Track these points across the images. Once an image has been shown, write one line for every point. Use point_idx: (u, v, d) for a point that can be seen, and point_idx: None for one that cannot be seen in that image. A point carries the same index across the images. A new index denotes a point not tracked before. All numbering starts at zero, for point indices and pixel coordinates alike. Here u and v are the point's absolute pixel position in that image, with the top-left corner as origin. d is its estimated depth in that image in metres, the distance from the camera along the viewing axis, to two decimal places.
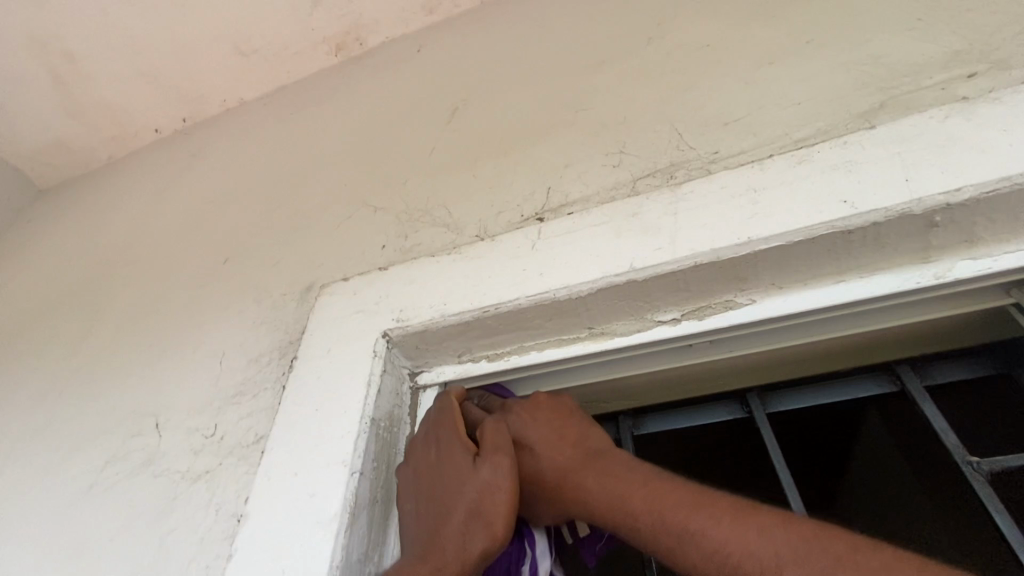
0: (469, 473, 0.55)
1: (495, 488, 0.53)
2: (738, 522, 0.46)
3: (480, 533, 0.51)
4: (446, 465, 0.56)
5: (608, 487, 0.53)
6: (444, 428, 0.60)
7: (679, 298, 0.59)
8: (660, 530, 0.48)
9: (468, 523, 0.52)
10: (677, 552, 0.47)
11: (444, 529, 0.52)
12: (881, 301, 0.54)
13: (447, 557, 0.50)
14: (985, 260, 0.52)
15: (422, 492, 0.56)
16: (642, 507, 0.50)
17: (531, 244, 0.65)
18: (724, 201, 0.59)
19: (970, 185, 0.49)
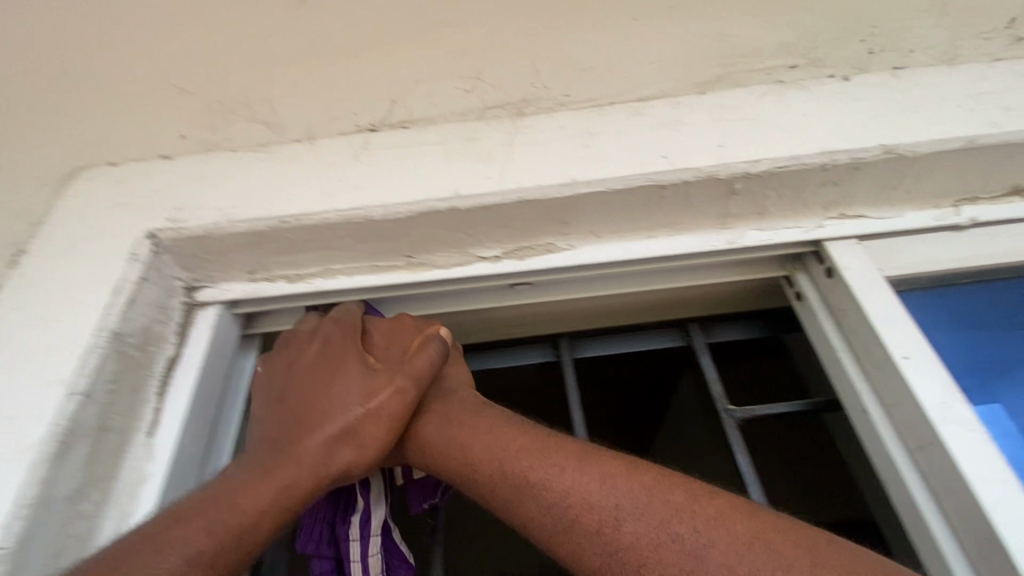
0: (357, 388, 0.52)
1: (385, 417, 0.51)
2: (580, 472, 0.45)
3: (346, 449, 0.50)
4: (342, 382, 0.53)
5: (447, 434, 0.53)
6: (350, 342, 0.55)
7: (502, 234, 0.56)
8: (499, 480, 0.47)
9: (340, 447, 0.50)
10: (517, 504, 0.46)
11: (304, 446, 0.49)
12: (679, 259, 0.58)
13: (294, 478, 0.47)
14: (769, 232, 0.57)
15: (296, 402, 0.52)
16: (484, 457, 0.49)
17: (352, 154, 0.57)
18: (559, 139, 0.56)
19: (769, 158, 0.52)
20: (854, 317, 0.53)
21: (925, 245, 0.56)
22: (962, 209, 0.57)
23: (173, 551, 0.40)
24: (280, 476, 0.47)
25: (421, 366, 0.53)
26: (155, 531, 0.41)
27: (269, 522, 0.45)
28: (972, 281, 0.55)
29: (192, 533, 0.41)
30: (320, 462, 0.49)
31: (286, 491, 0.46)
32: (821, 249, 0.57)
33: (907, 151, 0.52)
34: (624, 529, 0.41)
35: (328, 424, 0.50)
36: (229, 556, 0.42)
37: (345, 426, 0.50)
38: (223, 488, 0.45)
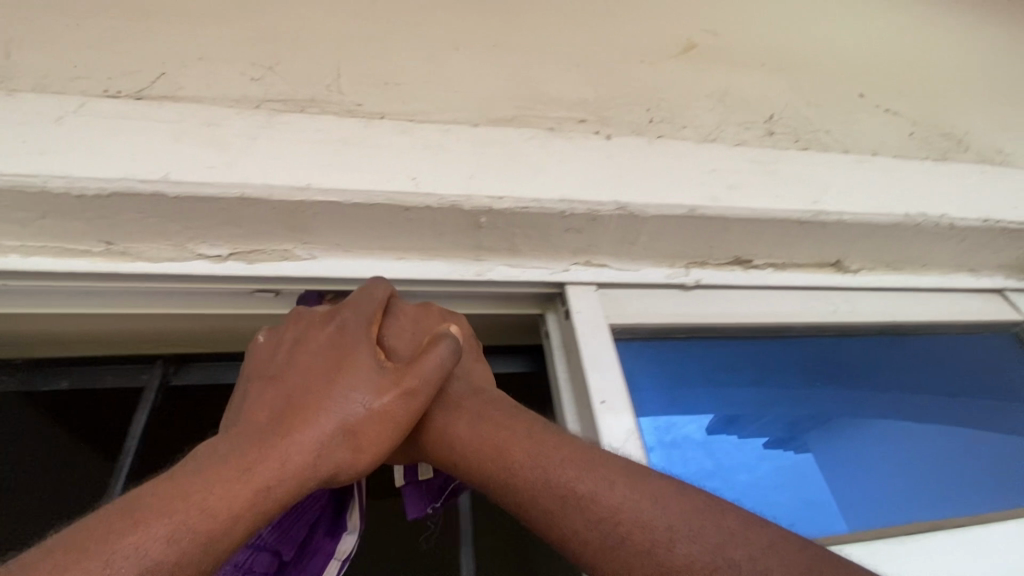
0: (372, 383, 0.44)
1: (396, 420, 0.43)
2: (629, 483, 0.38)
3: (345, 451, 0.41)
4: (347, 379, 0.44)
5: (475, 434, 0.45)
6: (364, 336, 0.47)
7: (228, 233, 0.50)
8: (541, 491, 0.40)
9: (326, 452, 0.40)
10: (557, 518, 0.38)
11: (281, 445, 0.39)
12: (429, 285, 0.56)
13: (274, 481, 0.37)
14: (518, 269, 0.58)
15: (301, 394, 0.43)
16: (525, 462, 0.41)
17: (58, 116, 0.49)
18: (311, 142, 0.52)
19: (511, 197, 0.53)
20: (575, 359, 0.55)
21: (653, 299, 0.61)
22: (690, 272, 0.63)
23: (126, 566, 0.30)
24: (254, 480, 0.37)
25: (426, 367, 0.45)
26: (107, 535, 0.31)
27: (236, 539, 0.35)
28: (689, 336, 0.60)
29: (150, 540, 0.32)
30: (306, 468, 0.39)
31: (264, 500, 0.36)
32: (563, 292, 0.59)
33: (637, 211, 0.56)
34: (679, 550, 0.34)
35: (320, 425, 0.41)
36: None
37: (339, 429, 0.41)
38: (184, 479, 0.36)
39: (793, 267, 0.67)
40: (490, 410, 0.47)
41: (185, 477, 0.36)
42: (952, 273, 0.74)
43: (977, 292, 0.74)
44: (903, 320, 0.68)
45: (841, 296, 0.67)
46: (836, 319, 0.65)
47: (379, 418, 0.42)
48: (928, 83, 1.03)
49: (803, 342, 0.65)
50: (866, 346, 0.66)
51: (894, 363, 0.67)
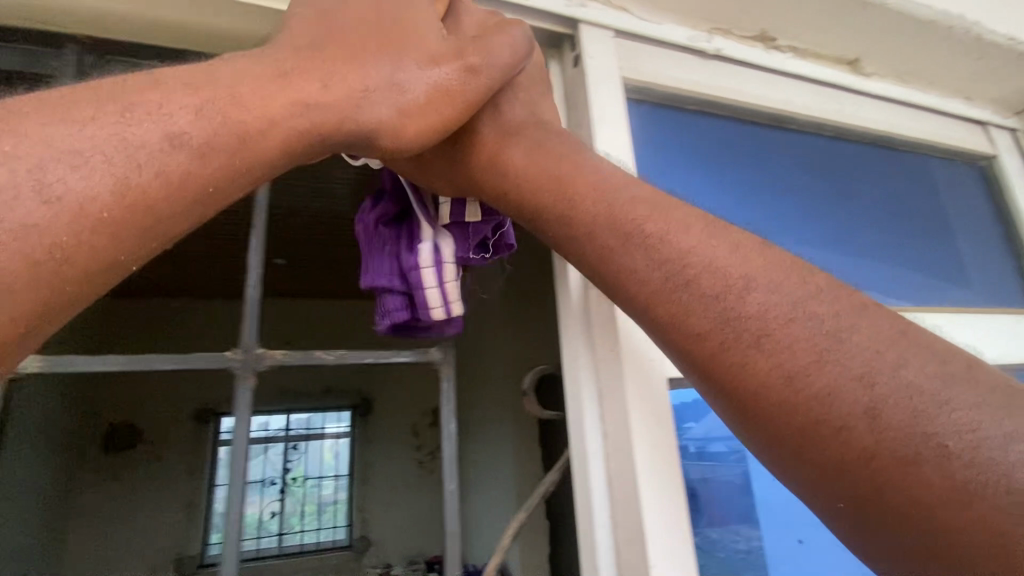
0: (429, 45, 0.34)
1: (458, 95, 0.34)
2: (710, 231, 0.32)
3: (386, 102, 0.32)
4: (408, 34, 0.34)
5: (529, 161, 0.38)
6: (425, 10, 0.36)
7: None
8: (602, 222, 0.34)
9: (368, 103, 0.31)
10: (611, 255, 0.34)
11: (329, 71, 0.31)
12: None
13: (308, 104, 0.29)
14: None
15: (333, 36, 0.33)
16: (587, 194, 0.35)
17: None
18: None
19: None
20: (581, 112, 0.49)
21: (668, 61, 0.54)
22: (712, 39, 0.56)
23: (148, 125, 0.25)
24: (266, 100, 0.28)
25: (495, 46, 0.36)
26: (119, 96, 0.25)
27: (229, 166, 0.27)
28: (697, 111, 0.56)
29: (174, 107, 0.26)
30: (345, 115, 0.31)
31: (265, 126, 0.28)
32: (575, 34, 0.51)
33: None
34: (752, 299, 0.29)
35: (361, 62, 0.32)
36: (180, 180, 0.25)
37: (398, 80, 0.32)
38: (214, 69, 0.28)
39: (812, 58, 0.62)
40: (549, 139, 0.40)
41: (219, 68, 0.28)
42: (949, 97, 0.73)
43: (962, 120, 0.74)
44: (893, 132, 0.67)
45: (848, 98, 0.64)
46: (838, 120, 0.63)
47: (444, 89, 0.33)
48: None
49: (800, 141, 0.63)
50: (855, 151, 0.66)
51: (878, 170, 0.67)
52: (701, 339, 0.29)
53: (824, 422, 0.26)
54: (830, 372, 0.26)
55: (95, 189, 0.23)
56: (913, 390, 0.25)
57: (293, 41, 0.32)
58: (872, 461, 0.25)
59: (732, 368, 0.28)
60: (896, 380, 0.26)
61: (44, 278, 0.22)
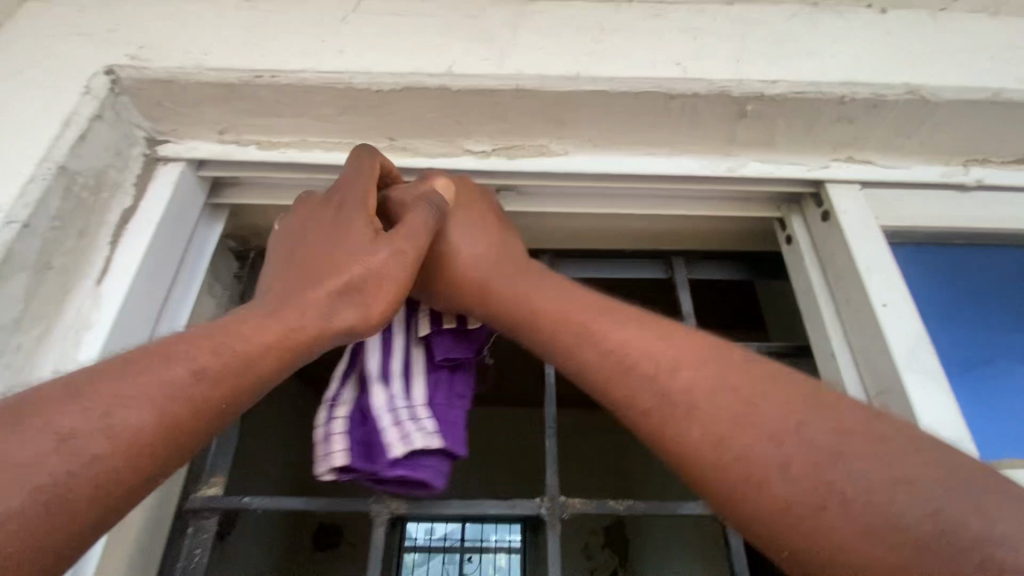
0: (351, 252, 0.43)
1: (395, 282, 0.42)
2: (652, 333, 0.37)
3: (351, 306, 0.41)
4: (344, 245, 0.43)
5: (512, 285, 0.45)
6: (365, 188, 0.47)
7: (494, 129, 0.53)
8: (563, 327, 0.40)
9: (336, 314, 0.41)
10: (572, 349, 0.39)
11: (307, 296, 0.41)
12: (678, 181, 0.55)
13: (285, 335, 0.38)
14: (773, 166, 0.54)
15: (306, 253, 0.44)
16: (551, 308, 0.42)
17: (342, 16, 0.52)
18: (570, 31, 0.52)
19: (785, 81, 0.49)
20: (841, 265, 0.52)
21: (924, 201, 0.54)
22: (970, 170, 0.55)
23: (116, 404, 0.31)
24: (266, 313, 0.39)
25: (415, 221, 0.44)
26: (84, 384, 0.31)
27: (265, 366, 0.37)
28: (966, 244, 0.54)
29: (196, 352, 0.35)
30: (317, 325, 0.40)
31: (269, 335, 0.38)
32: (820, 191, 0.55)
33: (930, 95, 0.50)
34: (679, 378, 0.34)
35: (324, 286, 0.41)
36: (208, 384, 0.34)
37: (340, 287, 0.41)
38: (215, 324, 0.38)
39: None
40: (525, 266, 0.47)
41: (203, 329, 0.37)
42: None
43: None
44: None
45: None
46: None
47: (374, 281, 0.42)
48: None
49: None
50: None
51: None
52: (648, 413, 0.34)
53: (751, 480, 0.29)
54: (751, 435, 0.31)
55: (67, 486, 0.28)
56: (879, 480, 0.27)
57: (276, 283, 0.43)
58: (790, 510, 0.28)
59: (672, 445, 0.32)
60: (881, 498, 0.27)
61: (86, 497, 0.28)
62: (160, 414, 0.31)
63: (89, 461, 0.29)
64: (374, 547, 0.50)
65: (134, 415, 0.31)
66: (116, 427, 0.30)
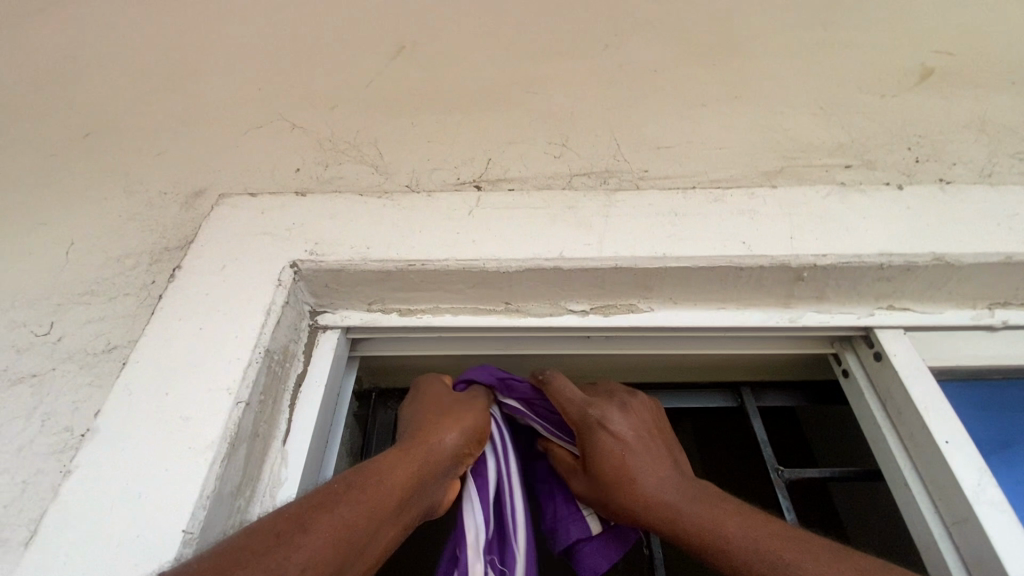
0: (439, 402, 0.64)
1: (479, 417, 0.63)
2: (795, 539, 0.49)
3: (455, 435, 0.59)
4: (434, 403, 0.64)
5: (696, 509, 0.53)
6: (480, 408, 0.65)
7: (593, 293, 0.64)
8: (727, 543, 0.49)
9: (446, 441, 0.58)
10: (731, 551, 0.49)
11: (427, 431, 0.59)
12: (747, 329, 0.65)
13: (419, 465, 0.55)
14: (827, 314, 0.65)
15: (417, 431, 0.59)
16: (732, 529, 0.50)
17: (468, 210, 0.66)
18: (651, 217, 0.65)
19: (833, 254, 0.61)
20: (898, 401, 0.60)
21: (960, 341, 0.64)
22: (995, 313, 0.65)
23: (315, 539, 0.43)
24: (396, 477, 0.52)
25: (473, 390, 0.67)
26: (291, 529, 0.43)
27: (389, 529, 0.50)
28: (1002, 377, 0.63)
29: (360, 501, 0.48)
30: (434, 450, 0.57)
31: (396, 500, 0.51)
32: (870, 334, 0.65)
33: (954, 260, 0.61)
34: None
35: (432, 427, 0.59)
36: (360, 541, 0.46)
37: (445, 421, 0.60)
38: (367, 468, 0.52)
39: None
40: (713, 496, 0.54)
41: (361, 476, 0.51)
42: None
43: None
44: None
45: None
46: None
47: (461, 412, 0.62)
48: None
49: None
50: None
51: None
52: None
53: None
54: None
55: None
56: None
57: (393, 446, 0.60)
58: None
59: None
60: None
61: None
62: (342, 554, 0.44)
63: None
64: None
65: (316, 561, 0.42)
66: (316, 556, 0.43)
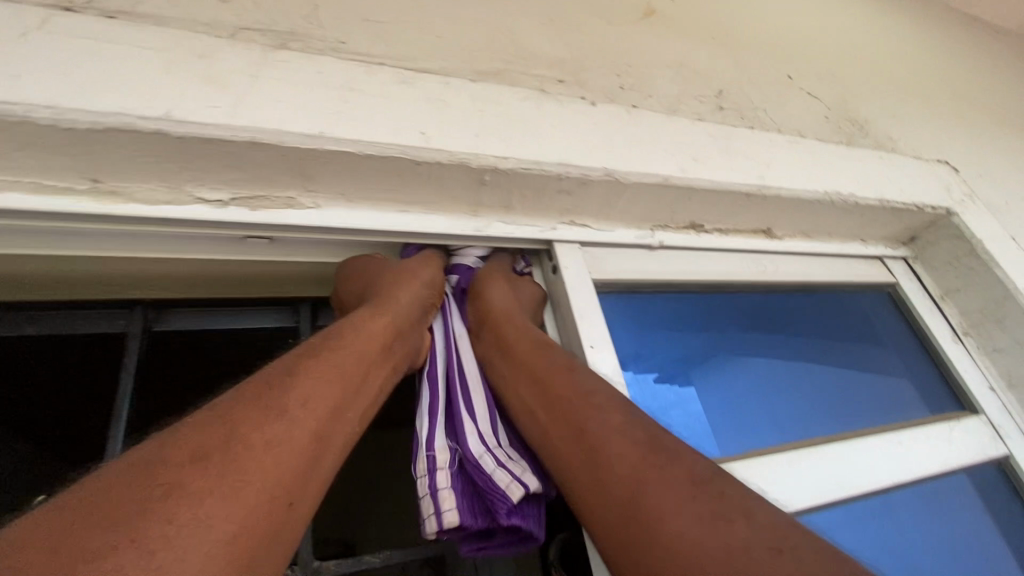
0: (410, 290, 0.57)
1: (398, 307, 0.55)
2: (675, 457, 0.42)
3: (361, 338, 0.51)
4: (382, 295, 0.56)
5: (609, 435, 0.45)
6: (436, 271, 0.62)
7: (229, 177, 0.49)
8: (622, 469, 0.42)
9: (342, 345, 0.49)
10: (617, 479, 0.42)
11: (360, 334, 0.51)
12: (430, 235, 0.59)
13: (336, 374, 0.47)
14: (511, 225, 0.63)
15: (368, 309, 0.55)
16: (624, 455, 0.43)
17: (17, 32, 0.43)
18: (315, 87, 0.51)
19: (514, 158, 0.57)
20: (565, 312, 0.62)
21: (624, 257, 0.68)
22: (655, 233, 0.71)
23: (208, 497, 0.34)
24: (321, 386, 0.45)
25: (424, 273, 0.61)
26: (179, 462, 0.35)
27: (361, 401, 0.48)
28: (652, 292, 0.70)
29: (266, 435, 0.39)
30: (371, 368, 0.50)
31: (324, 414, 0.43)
32: (551, 248, 0.65)
33: (622, 177, 0.62)
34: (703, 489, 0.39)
35: (376, 325, 0.53)
36: (284, 471, 0.38)
37: (372, 329, 0.52)
38: (342, 399, 0.45)
39: (734, 233, 0.78)
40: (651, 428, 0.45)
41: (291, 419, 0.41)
42: (848, 241, 0.90)
43: (863, 257, 0.91)
44: (813, 279, 0.83)
45: (769, 258, 0.81)
46: (766, 279, 0.78)
47: (378, 309, 0.54)
48: (841, 65, 1.17)
49: (742, 298, 0.79)
50: (784, 300, 0.82)
51: (800, 313, 0.83)
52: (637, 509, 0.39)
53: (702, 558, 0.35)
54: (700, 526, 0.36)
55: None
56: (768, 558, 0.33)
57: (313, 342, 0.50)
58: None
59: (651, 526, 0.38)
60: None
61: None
62: (239, 499, 0.35)
63: (185, 535, 0.32)
64: None
65: (283, 434, 0.40)
66: (188, 497, 0.33)
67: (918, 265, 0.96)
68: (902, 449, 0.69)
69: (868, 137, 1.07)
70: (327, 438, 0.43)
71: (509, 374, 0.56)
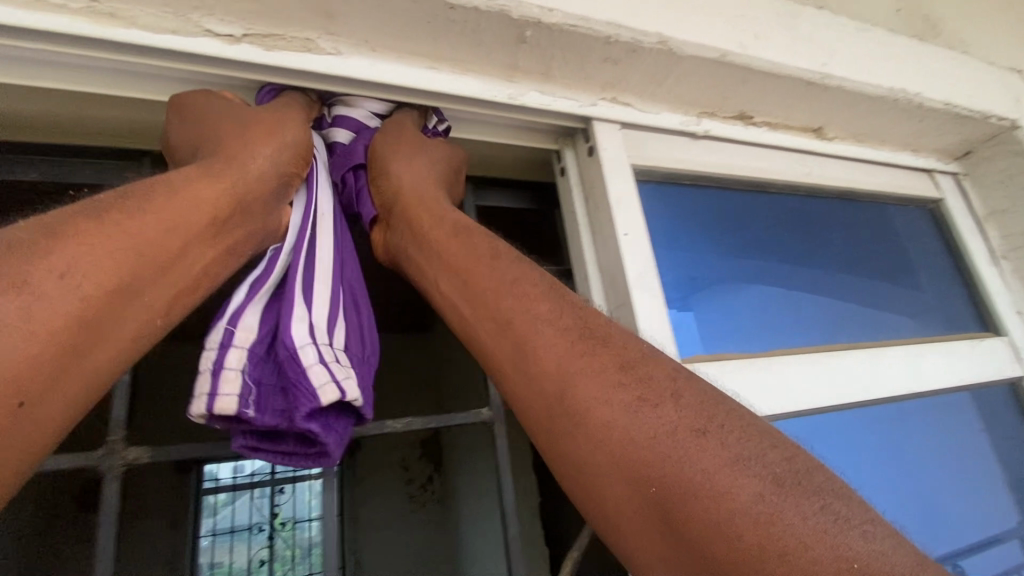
0: (266, 143, 0.46)
1: (253, 162, 0.45)
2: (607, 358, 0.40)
3: (196, 191, 0.42)
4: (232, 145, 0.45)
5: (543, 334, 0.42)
6: (305, 128, 0.49)
7: (240, 8, 0.44)
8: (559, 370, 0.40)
9: (172, 198, 0.40)
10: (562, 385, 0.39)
11: (194, 186, 0.42)
12: (461, 100, 0.54)
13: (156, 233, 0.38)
14: (549, 97, 0.57)
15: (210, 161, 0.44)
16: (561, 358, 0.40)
17: None
18: None
19: (560, 11, 0.50)
20: (598, 196, 0.58)
21: (666, 144, 0.63)
22: (702, 121, 0.65)
23: None
24: (129, 245, 0.37)
25: (292, 119, 0.48)
26: None
27: (192, 265, 0.41)
28: (693, 185, 0.66)
29: (48, 295, 0.32)
30: (212, 229, 0.42)
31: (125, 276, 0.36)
32: (589, 127, 0.59)
33: (676, 48, 0.56)
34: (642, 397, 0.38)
35: (221, 181, 0.43)
36: (66, 336, 0.33)
37: (213, 182, 0.43)
38: (162, 264, 0.38)
39: (784, 129, 0.73)
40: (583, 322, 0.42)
41: (89, 278, 0.34)
42: (898, 150, 0.84)
43: (910, 169, 0.86)
44: (857, 186, 0.78)
45: (816, 160, 0.76)
46: (810, 181, 0.73)
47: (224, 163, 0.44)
48: None
49: (784, 201, 0.74)
50: (826, 206, 0.77)
51: (842, 221, 0.78)
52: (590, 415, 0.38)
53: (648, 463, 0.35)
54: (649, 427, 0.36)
55: None
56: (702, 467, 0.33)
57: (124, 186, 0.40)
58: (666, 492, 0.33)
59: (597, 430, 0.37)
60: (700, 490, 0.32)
61: None
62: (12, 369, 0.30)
63: None
64: (106, 501, 0.45)
65: (49, 300, 0.32)
66: None
67: (966, 183, 0.90)
68: (920, 362, 0.68)
69: (938, 38, 0.97)
70: (128, 305, 0.36)
71: (421, 252, 0.50)
